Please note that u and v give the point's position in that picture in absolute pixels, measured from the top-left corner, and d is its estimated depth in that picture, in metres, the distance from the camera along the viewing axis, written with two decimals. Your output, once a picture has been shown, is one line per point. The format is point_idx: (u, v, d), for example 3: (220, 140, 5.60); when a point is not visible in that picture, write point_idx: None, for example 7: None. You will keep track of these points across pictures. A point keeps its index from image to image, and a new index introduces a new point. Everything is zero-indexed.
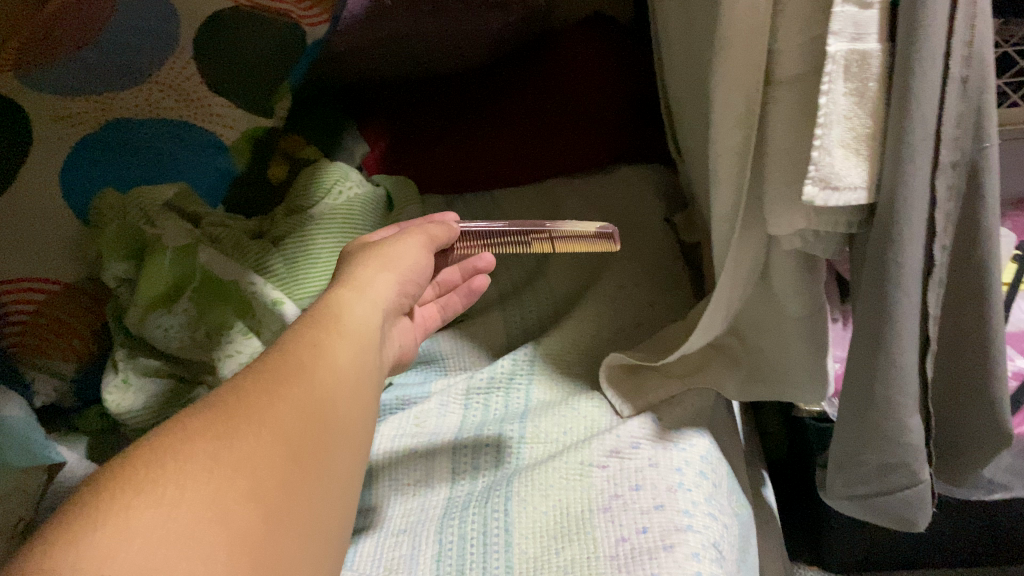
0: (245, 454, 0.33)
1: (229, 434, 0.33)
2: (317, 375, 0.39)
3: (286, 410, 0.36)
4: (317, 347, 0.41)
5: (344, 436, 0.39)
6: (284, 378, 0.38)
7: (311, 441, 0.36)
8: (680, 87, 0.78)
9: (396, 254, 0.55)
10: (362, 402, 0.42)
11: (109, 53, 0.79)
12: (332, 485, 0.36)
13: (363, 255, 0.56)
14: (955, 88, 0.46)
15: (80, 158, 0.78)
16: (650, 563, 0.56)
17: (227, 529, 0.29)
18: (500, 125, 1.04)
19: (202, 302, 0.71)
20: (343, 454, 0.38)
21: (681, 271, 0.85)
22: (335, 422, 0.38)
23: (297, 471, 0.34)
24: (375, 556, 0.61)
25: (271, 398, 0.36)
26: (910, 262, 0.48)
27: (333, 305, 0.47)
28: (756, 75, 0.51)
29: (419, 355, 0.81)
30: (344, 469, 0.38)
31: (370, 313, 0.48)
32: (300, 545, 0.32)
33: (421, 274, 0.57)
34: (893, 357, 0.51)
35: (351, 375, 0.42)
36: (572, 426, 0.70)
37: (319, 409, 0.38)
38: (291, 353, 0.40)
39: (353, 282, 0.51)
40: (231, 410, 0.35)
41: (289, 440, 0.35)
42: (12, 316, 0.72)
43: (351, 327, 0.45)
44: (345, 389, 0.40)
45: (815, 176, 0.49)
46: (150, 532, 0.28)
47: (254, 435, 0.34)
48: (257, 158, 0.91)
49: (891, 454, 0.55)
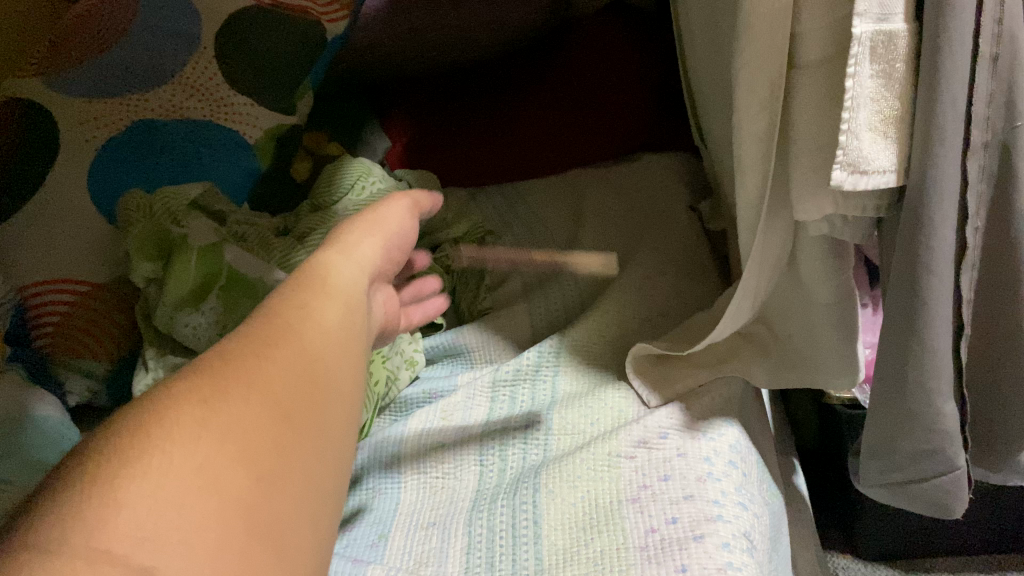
0: (232, 418, 0.32)
1: (213, 400, 0.32)
2: (305, 337, 0.38)
3: (274, 372, 0.35)
4: (304, 310, 0.40)
5: (340, 397, 0.38)
6: (273, 342, 0.37)
7: (304, 402, 0.35)
8: (702, 74, 0.78)
9: (384, 218, 0.55)
10: (355, 361, 0.41)
11: (133, 55, 0.81)
12: (330, 449, 0.35)
13: (349, 218, 0.55)
14: (985, 67, 0.45)
15: (107, 158, 0.79)
16: (680, 553, 0.55)
17: (223, 494, 0.29)
18: (522, 117, 1.04)
19: (229, 299, 0.71)
20: (337, 416, 0.37)
21: (706, 259, 0.85)
22: (328, 380, 0.37)
23: (292, 434, 0.33)
24: (404, 549, 0.62)
25: (259, 362, 0.35)
26: (942, 246, 0.48)
27: (320, 266, 0.46)
28: (780, 59, 0.51)
29: (445, 349, 0.81)
30: (340, 423, 0.37)
31: (357, 275, 0.47)
32: (302, 504, 0.32)
33: (405, 240, 0.57)
34: (926, 342, 0.50)
35: (343, 335, 0.41)
36: (599, 418, 0.69)
37: (310, 370, 0.37)
38: (277, 317, 0.39)
39: (339, 243, 0.50)
40: (217, 374, 0.34)
41: (281, 403, 0.34)
42: (41, 318, 0.73)
43: (339, 288, 0.44)
44: (337, 350, 0.39)
45: (843, 160, 0.48)
46: (138, 503, 0.27)
47: (242, 399, 0.33)
48: (281, 156, 0.91)
49: (926, 441, 0.54)
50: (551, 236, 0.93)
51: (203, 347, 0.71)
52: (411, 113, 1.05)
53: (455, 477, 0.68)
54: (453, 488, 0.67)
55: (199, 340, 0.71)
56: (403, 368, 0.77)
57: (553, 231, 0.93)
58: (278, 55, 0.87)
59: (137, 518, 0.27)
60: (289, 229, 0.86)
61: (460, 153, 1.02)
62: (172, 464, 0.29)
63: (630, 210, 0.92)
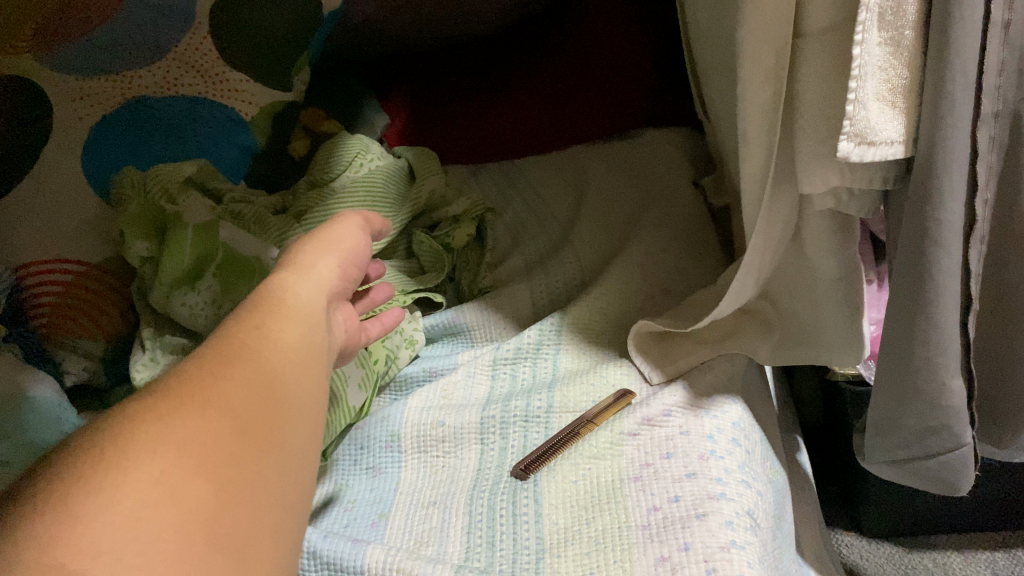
0: (190, 433, 0.31)
1: (171, 413, 0.32)
2: (262, 354, 0.37)
3: (233, 388, 0.34)
4: (261, 328, 0.39)
5: (298, 413, 0.37)
6: (232, 359, 0.36)
7: (263, 419, 0.34)
8: (705, 45, 0.76)
9: (339, 237, 0.52)
10: (314, 381, 0.40)
11: (125, 32, 0.79)
12: (288, 464, 0.35)
13: (303, 238, 0.52)
14: (997, 34, 0.44)
15: (103, 136, 0.78)
16: (684, 531, 0.55)
17: (181, 510, 0.28)
18: (522, 94, 1.03)
19: (225, 279, 0.70)
20: (297, 430, 0.36)
21: (709, 235, 0.84)
22: (287, 396, 0.37)
23: (249, 451, 0.33)
24: (405, 529, 0.61)
25: (215, 377, 0.34)
26: (951, 220, 0.47)
27: (275, 288, 0.44)
28: (785, 27, 0.49)
29: (445, 328, 0.79)
30: (300, 440, 0.36)
31: (316, 293, 0.46)
32: (260, 524, 0.31)
33: (365, 257, 0.54)
34: (933, 317, 0.49)
35: (300, 352, 0.40)
36: (600, 395, 0.68)
37: (268, 387, 0.36)
38: (233, 334, 0.38)
39: (294, 264, 0.48)
40: (174, 388, 0.33)
41: (237, 418, 0.33)
42: (37, 298, 0.72)
43: (296, 308, 0.43)
44: (295, 367, 0.39)
45: (849, 131, 0.47)
46: (93, 521, 0.27)
47: (198, 413, 0.32)
48: (279, 132, 0.89)
49: (933, 417, 0.53)
50: (551, 213, 0.92)
51: (199, 327, 0.69)
52: (410, 90, 1.04)
53: (455, 456, 0.67)
54: (453, 467, 0.66)
55: (195, 321, 0.69)
56: (403, 347, 0.76)
57: (553, 209, 0.92)
58: (281, 40, 0.86)
59: (92, 538, 0.26)
60: (286, 207, 0.85)
61: (460, 129, 1.01)
62: (127, 479, 0.28)
63: (632, 187, 0.91)
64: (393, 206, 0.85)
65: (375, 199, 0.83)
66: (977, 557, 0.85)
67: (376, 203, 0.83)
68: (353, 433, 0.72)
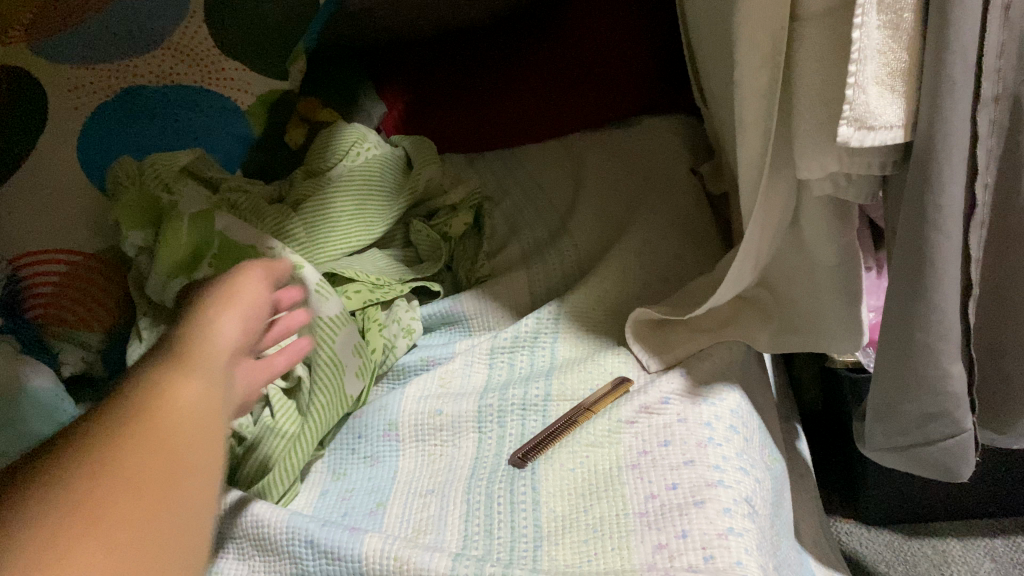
0: (75, 527, 0.29)
1: (53, 507, 0.29)
2: (161, 419, 0.35)
3: (127, 464, 0.32)
4: (160, 391, 0.37)
5: (203, 480, 0.35)
6: (130, 419, 0.34)
7: (158, 503, 0.32)
8: (703, 32, 0.76)
9: (244, 287, 0.49)
10: (219, 440, 0.37)
11: (121, 21, 0.78)
12: (188, 545, 0.33)
13: (210, 287, 0.49)
14: (997, 16, 0.44)
15: (99, 126, 0.78)
16: (681, 519, 0.55)
17: None
18: (519, 80, 1.02)
19: (221, 268, 0.70)
20: (200, 504, 0.34)
21: (708, 222, 0.84)
22: (187, 466, 0.34)
23: (142, 542, 0.31)
24: (403, 517, 0.61)
25: (104, 454, 0.32)
26: (951, 204, 0.46)
27: (178, 346, 0.42)
28: (783, 11, 0.49)
29: (442, 317, 0.79)
30: (202, 517, 0.34)
31: (220, 350, 0.43)
32: None
33: (270, 304, 0.51)
34: (933, 302, 0.49)
35: (203, 409, 0.37)
36: (598, 383, 0.68)
37: (167, 458, 0.34)
38: (130, 397, 0.36)
39: (198, 317, 0.45)
40: (59, 473, 0.31)
41: (124, 507, 0.31)
42: (34, 289, 0.71)
43: (203, 366, 0.41)
44: (198, 430, 0.36)
45: (849, 116, 0.47)
46: None
47: (81, 506, 0.30)
48: (275, 121, 0.89)
49: (932, 403, 0.53)
50: (549, 202, 0.91)
51: None
52: (407, 77, 1.03)
53: (453, 445, 0.67)
54: (451, 456, 0.66)
55: None
56: (401, 336, 0.76)
57: (552, 198, 0.92)
58: (275, 26, 0.86)
59: None
60: (283, 197, 0.85)
61: (459, 114, 1.01)
62: None
63: (630, 175, 0.91)
64: (391, 195, 0.84)
65: (372, 188, 0.83)
66: (977, 544, 0.85)
67: (373, 191, 0.83)
68: (351, 422, 0.72)
